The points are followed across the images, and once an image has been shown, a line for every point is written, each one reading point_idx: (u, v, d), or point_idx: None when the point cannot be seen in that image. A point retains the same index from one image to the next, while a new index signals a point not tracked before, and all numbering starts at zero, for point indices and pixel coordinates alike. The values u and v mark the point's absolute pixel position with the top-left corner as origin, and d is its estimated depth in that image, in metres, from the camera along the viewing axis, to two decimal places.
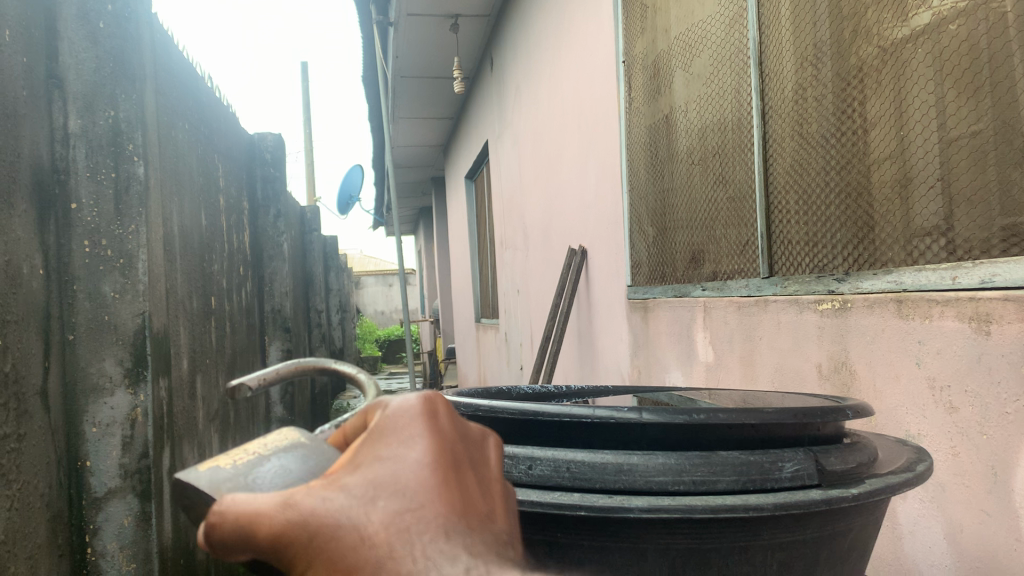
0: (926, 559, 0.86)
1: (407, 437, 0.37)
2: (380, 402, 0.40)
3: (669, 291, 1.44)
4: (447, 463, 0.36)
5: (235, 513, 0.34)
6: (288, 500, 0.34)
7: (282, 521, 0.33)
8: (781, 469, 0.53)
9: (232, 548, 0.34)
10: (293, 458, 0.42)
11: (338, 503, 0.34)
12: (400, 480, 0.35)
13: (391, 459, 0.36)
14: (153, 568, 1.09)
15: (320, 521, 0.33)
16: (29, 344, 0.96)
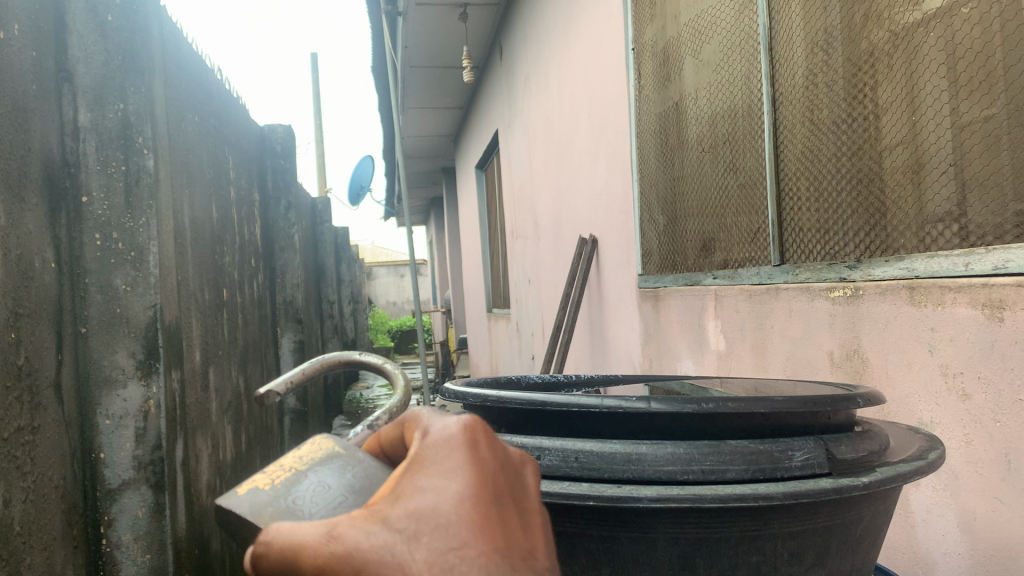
0: (939, 547, 0.86)
1: (446, 466, 0.34)
2: (423, 417, 0.39)
3: (680, 280, 1.43)
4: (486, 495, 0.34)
5: (280, 542, 0.33)
6: (333, 534, 0.33)
7: (327, 556, 0.32)
8: (791, 457, 0.52)
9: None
10: (330, 471, 0.43)
11: (381, 538, 0.32)
12: (441, 514, 0.32)
13: (430, 492, 0.33)
14: (168, 559, 1.10)
15: (365, 558, 0.32)
16: (42, 337, 0.96)
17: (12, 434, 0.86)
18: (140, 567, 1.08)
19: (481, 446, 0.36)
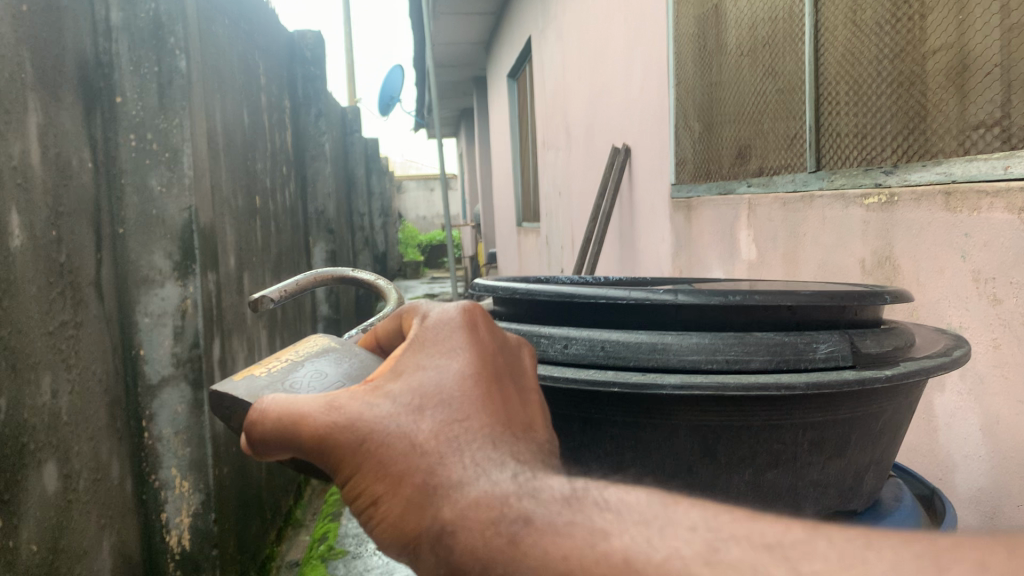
0: (960, 450, 0.87)
1: (446, 352, 0.44)
2: (418, 309, 0.50)
3: (714, 188, 1.42)
4: (484, 369, 0.44)
5: (282, 415, 0.44)
6: (335, 407, 0.42)
7: (329, 424, 0.42)
8: (816, 349, 0.53)
9: (284, 443, 0.44)
10: (328, 362, 0.53)
11: (388, 411, 0.41)
12: (446, 392, 0.42)
13: (435, 373, 0.43)
14: (207, 453, 1.14)
15: (368, 428, 0.41)
16: (82, 236, 0.98)
17: (56, 328, 0.89)
18: (181, 460, 1.13)
19: (482, 330, 0.47)
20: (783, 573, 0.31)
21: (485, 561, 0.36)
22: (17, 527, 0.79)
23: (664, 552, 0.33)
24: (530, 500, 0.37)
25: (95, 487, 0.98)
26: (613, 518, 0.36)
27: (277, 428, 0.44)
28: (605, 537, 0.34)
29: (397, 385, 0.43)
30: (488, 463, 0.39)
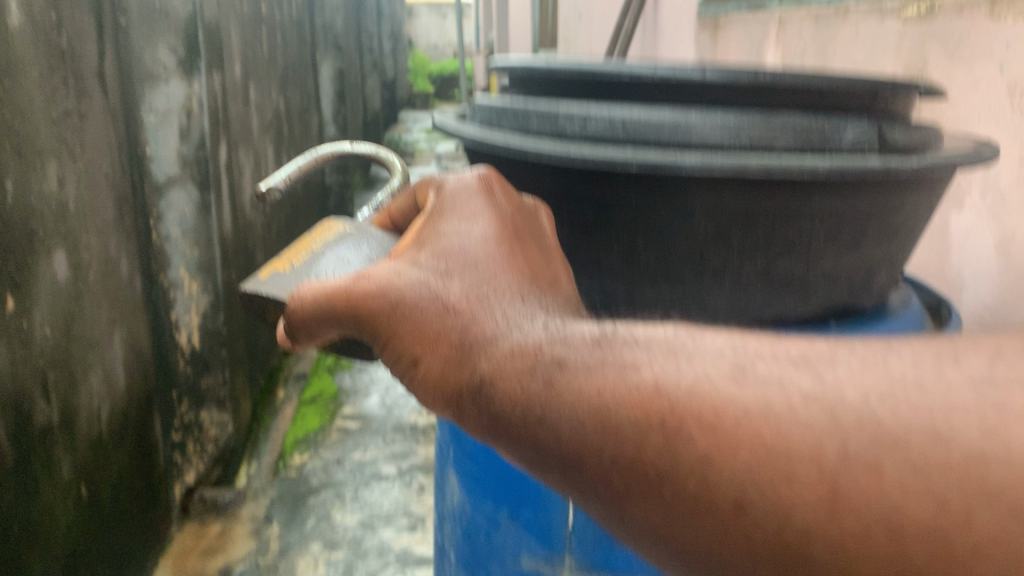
0: (969, 263, 0.96)
1: (465, 217, 0.67)
2: (438, 187, 0.73)
3: (745, 4, 1.35)
4: (498, 230, 0.66)
5: (313, 295, 0.68)
6: (365, 281, 0.64)
7: (361, 296, 0.64)
8: (843, 135, 0.63)
9: (313, 308, 0.68)
10: (348, 250, 0.89)
11: (415, 277, 0.63)
12: (467, 254, 0.64)
13: (453, 241, 0.65)
14: (213, 244, 1.24)
15: (398, 294, 0.62)
16: (82, 22, 0.94)
17: (60, 114, 0.87)
18: (189, 259, 1.19)
19: (504, 200, 0.70)
20: (844, 396, 0.47)
21: (523, 403, 0.53)
22: (29, 309, 0.81)
23: (695, 375, 0.51)
24: (556, 344, 0.55)
25: (104, 279, 0.99)
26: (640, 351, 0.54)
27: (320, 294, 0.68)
28: (637, 370, 0.52)
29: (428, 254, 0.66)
30: (520, 321, 0.58)
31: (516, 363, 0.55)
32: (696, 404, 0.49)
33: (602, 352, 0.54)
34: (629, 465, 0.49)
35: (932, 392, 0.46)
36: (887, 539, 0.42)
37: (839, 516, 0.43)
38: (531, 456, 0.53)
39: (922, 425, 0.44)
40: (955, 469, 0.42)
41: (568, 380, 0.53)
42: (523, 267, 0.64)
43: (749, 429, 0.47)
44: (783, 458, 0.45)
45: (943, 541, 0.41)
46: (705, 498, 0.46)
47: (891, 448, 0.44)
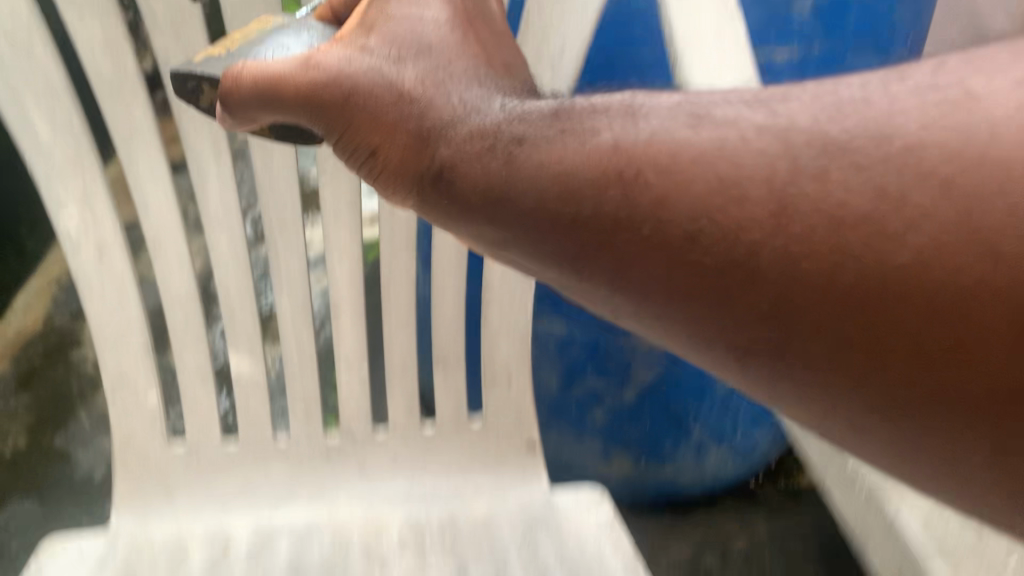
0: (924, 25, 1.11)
1: (412, 0, 0.88)
2: None
3: None
4: (451, 12, 0.88)
5: (251, 77, 0.81)
6: (311, 67, 0.81)
7: (312, 81, 0.80)
8: None
9: (250, 86, 0.81)
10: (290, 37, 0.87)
11: (368, 61, 0.81)
12: (418, 35, 0.84)
13: (405, 22, 0.86)
14: None
15: (354, 84, 0.80)
16: None
17: None
18: None
19: (451, 3, 0.89)
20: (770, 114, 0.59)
21: (487, 180, 0.67)
22: None
23: (650, 127, 0.64)
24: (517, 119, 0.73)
25: None
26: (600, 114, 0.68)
27: (265, 71, 0.81)
28: (596, 134, 0.65)
29: (378, 38, 0.84)
30: (479, 105, 0.77)
31: (476, 140, 0.69)
32: (656, 154, 0.61)
33: (563, 128, 0.67)
34: (584, 216, 0.62)
35: (858, 138, 0.54)
36: (836, 257, 0.52)
37: (796, 250, 0.53)
38: (504, 224, 0.66)
39: (864, 132, 0.54)
40: (893, 158, 0.52)
41: (531, 154, 0.66)
42: (477, 48, 0.86)
43: (700, 166, 0.59)
44: (733, 184, 0.57)
45: (899, 245, 0.50)
46: (682, 241, 0.58)
47: (836, 155, 0.54)
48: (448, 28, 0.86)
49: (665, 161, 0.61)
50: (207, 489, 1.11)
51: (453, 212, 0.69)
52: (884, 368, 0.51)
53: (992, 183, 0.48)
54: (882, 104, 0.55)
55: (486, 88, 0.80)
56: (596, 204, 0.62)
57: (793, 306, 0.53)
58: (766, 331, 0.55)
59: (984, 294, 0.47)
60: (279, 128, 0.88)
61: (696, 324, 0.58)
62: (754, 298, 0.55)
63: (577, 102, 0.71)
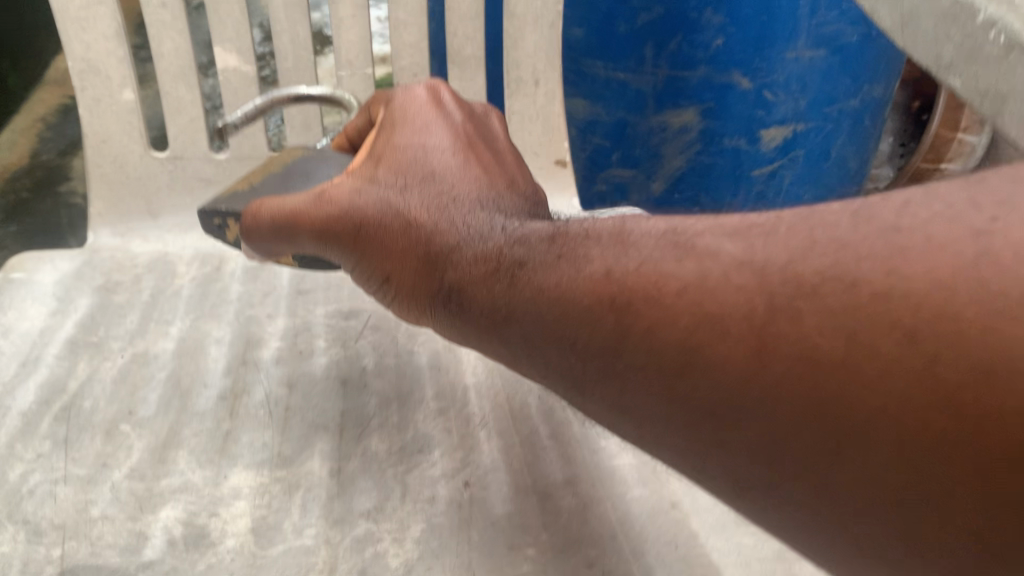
0: None
1: (418, 128, 0.94)
2: (388, 97, 1.01)
3: None
4: (456, 138, 0.93)
5: (274, 213, 0.89)
6: (325, 202, 0.86)
7: (325, 213, 0.86)
8: None
9: (273, 219, 0.89)
10: (322, 167, 1.01)
11: (380, 190, 0.85)
12: (424, 162, 0.89)
13: (413, 150, 0.91)
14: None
15: (362, 214, 0.84)
16: None
17: None
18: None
19: (454, 133, 0.94)
20: (790, 226, 0.52)
21: (494, 297, 0.69)
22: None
23: (643, 256, 0.59)
24: (514, 231, 0.75)
25: None
26: (596, 241, 0.65)
27: (281, 207, 0.89)
28: (592, 262, 0.62)
29: (387, 168, 0.90)
30: (481, 226, 0.77)
31: (482, 265, 0.72)
32: (644, 280, 0.57)
33: (560, 246, 0.67)
34: (584, 322, 0.60)
35: (863, 242, 0.47)
36: (818, 336, 0.46)
37: (769, 349, 0.48)
38: (517, 342, 0.67)
39: (881, 234, 0.47)
40: (878, 272, 0.45)
41: (525, 281, 0.67)
42: (480, 168, 0.89)
43: (689, 299, 0.53)
44: (709, 303, 0.52)
45: (888, 342, 0.44)
46: (676, 356, 0.53)
47: (841, 256, 0.48)
48: (450, 155, 0.90)
49: (655, 290, 0.56)
50: (191, 192, 1.32)
51: (469, 330, 0.73)
52: (847, 456, 0.45)
53: (956, 271, 0.43)
54: (918, 192, 0.49)
55: (487, 207, 0.81)
56: (574, 303, 0.61)
57: (726, 412, 0.50)
58: (764, 450, 0.49)
59: (981, 380, 0.40)
60: (304, 256, 0.98)
61: (672, 430, 0.54)
62: (733, 387, 0.50)
63: (572, 224, 0.70)
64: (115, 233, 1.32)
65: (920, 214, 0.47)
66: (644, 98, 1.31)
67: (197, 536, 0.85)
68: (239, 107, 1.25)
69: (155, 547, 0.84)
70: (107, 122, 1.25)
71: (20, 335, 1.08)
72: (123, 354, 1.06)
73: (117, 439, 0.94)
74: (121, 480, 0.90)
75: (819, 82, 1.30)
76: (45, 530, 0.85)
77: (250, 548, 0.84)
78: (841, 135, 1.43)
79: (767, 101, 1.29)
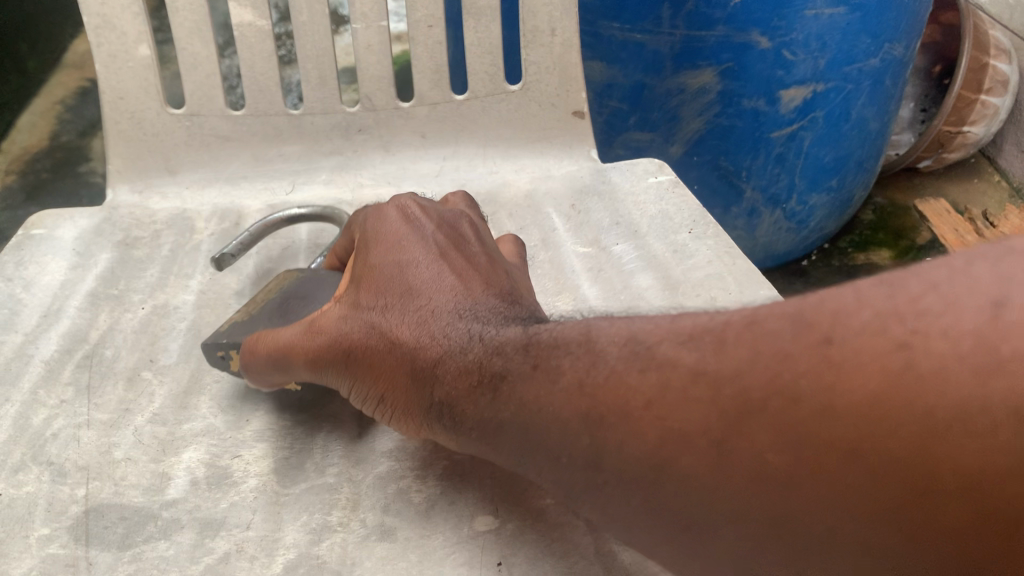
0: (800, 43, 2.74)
1: (390, 244, 1.07)
2: (364, 214, 1.14)
3: None
4: (432, 250, 1.05)
5: (266, 349, 1.06)
6: (314, 333, 1.02)
7: (312, 345, 1.02)
8: None
9: (266, 354, 1.07)
10: (306, 294, 1.22)
11: (361, 317, 1.00)
12: (398, 278, 1.02)
13: (389, 266, 1.04)
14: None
15: (349, 340, 0.99)
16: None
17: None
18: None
19: (431, 244, 1.06)
20: (756, 346, 0.73)
21: (486, 414, 0.89)
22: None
23: (614, 368, 0.82)
24: (491, 347, 0.92)
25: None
26: (575, 350, 0.87)
27: (275, 342, 1.05)
28: (573, 375, 0.84)
29: (369, 289, 1.03)
30: (462, 338, 0.94)
31: (463, 377, 0.91)
32: (616, 391, 0.80)
33: (533, 358, 0.88)
34: (590, 435, 0.81)
35: (793, 368, 0.70)
36: (765, 457, 0.70)
37: (730, 440, 0.72)
38: (511, 448, 0.88)
39: (769, 358, 0.72)
40: (820, 383, 0.67)
41: (515, 392, 0.87)
42: (454, 277, 1.02)
43: (660, 422, 0.76)
44: (674, 425, 0.76)
45: (830, 459, 0.66)
46: (652, 468, 0.77)
47: (776, 389, 0.70)
48: (427, 266, 1.03)
49: (625, 405, 0.79)
50: (206, 147, 1.79)
51: (460, 434, 0.93)
52: (792, 530, 0.70)
53: (877, 386, 0.64)
54: (849, 299, 0.70)
55: (466, 315, 0.97)
56: (563, 406, 0.83)
57: (695, 504, 0.75)
58: (731, 527, 0.74)
59: (868, 419, 0.64)
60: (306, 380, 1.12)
61: (647, 511, 0.79)
62: (693, 473, 0.74)
63: (542, 334, 0.91)
64: (133, 190, 1.77)
65: (843, 330, 0.68)
66: (661, 58, 2.01)
67: (218, 476, 1.12)
68: (254, 61, 1.71)
69: (176, 487, 1.11)
70: (124, 80, 1.68)
71: (42, 287, 1.46)
72: (144, 306, 1.44)
73: (139, 383, 1.27)
74: (144, 425, 1.19)
75: (836, 41, 1.98)
76: (69, 471, 1.13)
77: (273, 487, 1.11)
78: (859, 95, 2.19)
79: (786, 57, 1.99)
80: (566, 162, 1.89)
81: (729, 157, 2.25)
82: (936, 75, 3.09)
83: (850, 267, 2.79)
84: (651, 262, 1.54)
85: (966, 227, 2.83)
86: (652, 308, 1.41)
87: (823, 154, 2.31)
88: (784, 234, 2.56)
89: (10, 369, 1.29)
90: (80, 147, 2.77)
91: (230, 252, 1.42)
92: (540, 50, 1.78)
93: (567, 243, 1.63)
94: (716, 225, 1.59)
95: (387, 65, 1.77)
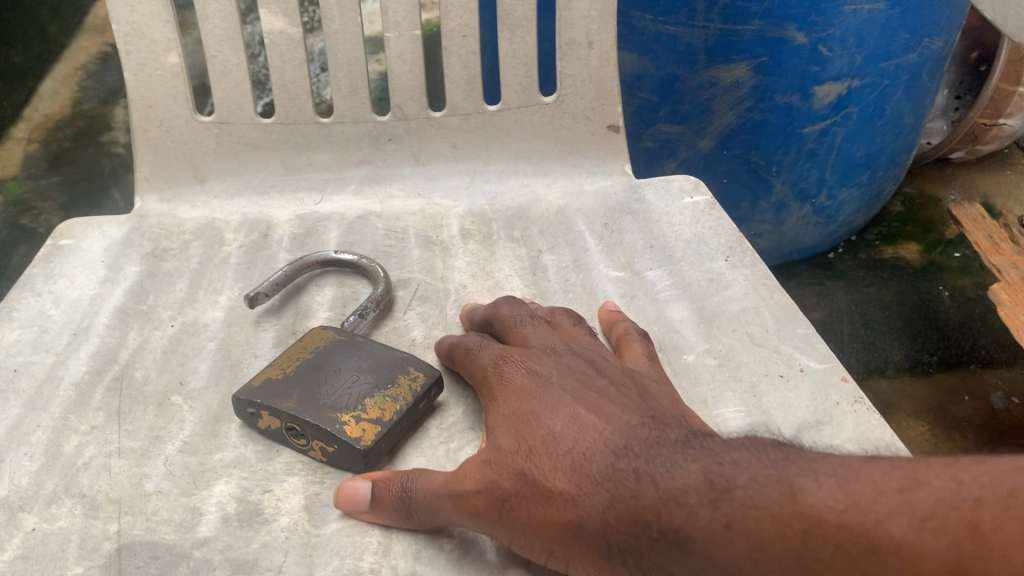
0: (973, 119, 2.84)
1: (531, 397, 1.05)
2: (464, 341, 1.21)
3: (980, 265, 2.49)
4: (603, 400, 1.02)
5: (346, 504, 1.02)
6: (468, 496, 0.96)
7: (471, 491, 0.96)
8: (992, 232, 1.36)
9: (352, 513, 1.02)
10: (355, 380, 1.18)
11: (518, 493, 0.94)
12: (559, 433, 0.98)
13: (563, 422, 0.99)
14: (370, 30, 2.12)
15: (518, 498, 0.93)
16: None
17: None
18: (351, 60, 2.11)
19: (566, 387, 1.05)
20: (872, 516, 0.75)
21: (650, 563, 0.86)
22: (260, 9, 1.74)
23: (817, 500, 0.78)
24: (667, 497, 0.85)
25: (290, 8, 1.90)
26: (725, 471, 0.85)
27: (369, 516, 1.02)
28: (786, 489, 0.80)
29: (505, 430, 1.02)
30: (680, 461, 0.88)
31: (625, 521, 0.87)
32: (811, 518, 0.77)
33: (712, 479, 0.84)
34: (782, 531, 0.78)
35: (929, 507, 0.73)
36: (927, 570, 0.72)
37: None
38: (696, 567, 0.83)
39: (929, 520, 0.73)
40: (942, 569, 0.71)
41: (682, 518, 0.83)
42: (594, 402, 1.02)
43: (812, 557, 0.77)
44: (857, 544, 0.74)
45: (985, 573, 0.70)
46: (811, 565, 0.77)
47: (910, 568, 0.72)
48: (559, 415, 1.00)
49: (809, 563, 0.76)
50: (236, 154, 1.66)
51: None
52: None
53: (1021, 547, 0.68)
54: (945, 486, 0.75)
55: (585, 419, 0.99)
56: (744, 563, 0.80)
57: None
58: None
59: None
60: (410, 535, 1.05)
61: None
62: None
63: (720, 470, 0.85)
64: (161, 199, 1.64)
65: (931, 488, 0.74)
66: (694, 52, 1.87)
67: (250, 512, 1.04)
68: (284, 68, 1.58)
69: (207, 524, 1.02)
70: (152, 86, 1.57)
71: (68, 301, 1.36)
72: (172, 324, 1.35)
73: (168, 409, 1.19)
74: (173, 455, 1.12)
75: (874, 36, 1.83)
76: (101, 506, 1.04)
77: (303, 527, 1.03)
78: (898, 92, 2.01)
79: (820, 53, 1.84)
80: (600, 178, 1.74)
81: (761, 151, 2.06)
82: (972, 61, 2.80)
83: (877, 262, 2.53)
84: (689, 292, 1.40)
85: (1002, 233, 2.49)
86: (687, 349, 1.30)
87: (857, 149, 2.12)
88: (812, 228, 2.37)
89: (37, 392, 1.19)
90: (101, 114, 2.59)
91: (264, 292, 1.34)
92: (576, 61, 1.64)
93: (598, 266, 1.49)
94: (754, 253, 1.46)
95: (420, 74, 1.63)
